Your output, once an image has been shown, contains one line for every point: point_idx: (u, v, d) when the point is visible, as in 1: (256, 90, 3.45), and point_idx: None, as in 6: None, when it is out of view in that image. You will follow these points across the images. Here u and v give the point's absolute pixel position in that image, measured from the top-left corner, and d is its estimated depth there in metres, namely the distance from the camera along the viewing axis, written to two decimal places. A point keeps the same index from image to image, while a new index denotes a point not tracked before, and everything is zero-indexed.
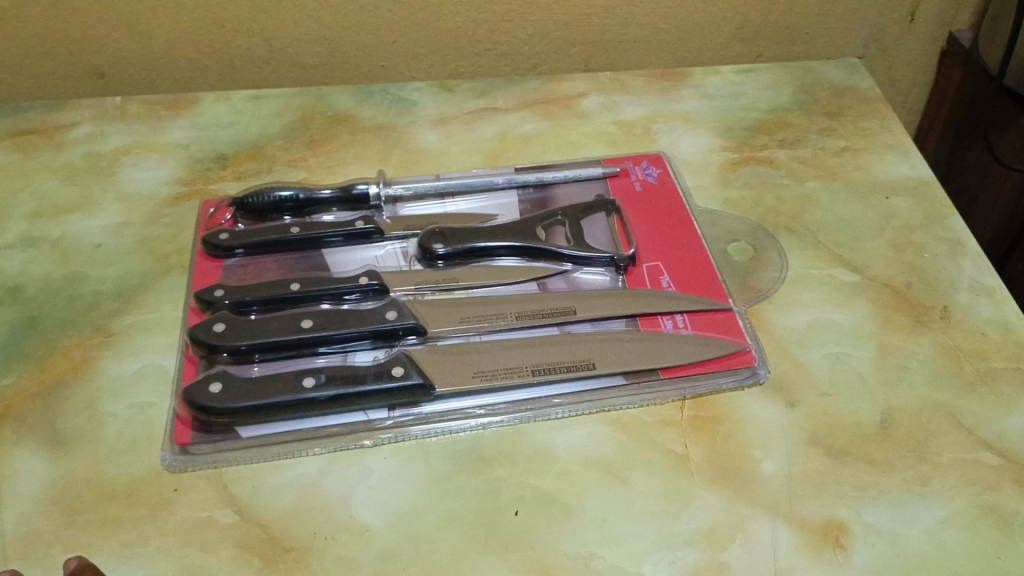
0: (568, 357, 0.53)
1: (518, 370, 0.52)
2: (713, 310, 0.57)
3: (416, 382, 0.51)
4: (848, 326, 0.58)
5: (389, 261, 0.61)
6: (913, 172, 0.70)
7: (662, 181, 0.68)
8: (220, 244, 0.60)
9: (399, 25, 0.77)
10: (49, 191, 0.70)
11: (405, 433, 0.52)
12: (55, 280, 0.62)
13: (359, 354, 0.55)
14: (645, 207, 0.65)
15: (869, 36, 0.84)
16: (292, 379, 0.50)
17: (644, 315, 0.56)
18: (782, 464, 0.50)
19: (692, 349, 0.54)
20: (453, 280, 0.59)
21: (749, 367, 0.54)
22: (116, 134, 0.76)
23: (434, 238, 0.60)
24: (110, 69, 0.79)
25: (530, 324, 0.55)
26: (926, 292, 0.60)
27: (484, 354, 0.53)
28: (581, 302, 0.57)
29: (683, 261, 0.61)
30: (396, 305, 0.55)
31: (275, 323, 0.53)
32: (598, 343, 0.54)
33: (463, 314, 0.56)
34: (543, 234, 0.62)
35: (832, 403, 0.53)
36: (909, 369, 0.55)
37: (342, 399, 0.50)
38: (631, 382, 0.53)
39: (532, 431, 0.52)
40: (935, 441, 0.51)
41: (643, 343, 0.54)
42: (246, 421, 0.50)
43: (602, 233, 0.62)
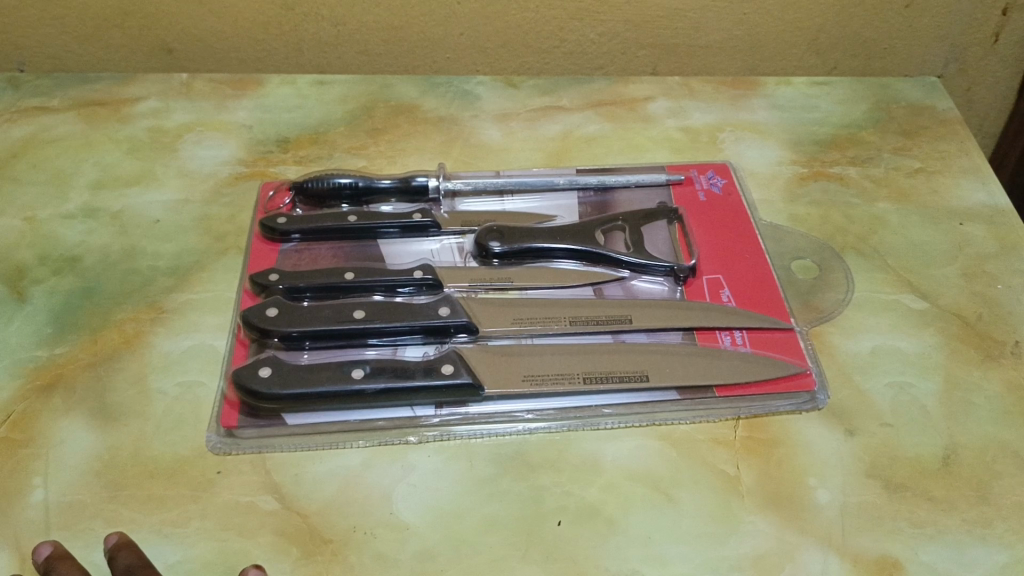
0: (622, 367, 0.52)
1: (569, 376, 0.51)
2: (773, 329, 0.55)
3: (465, 381, 0.50)
4: (914, 355, 0.56)
5: (445, 256, 0.60)
6: (990, 199, 0.67)
7: (727, 192, 0.66)
8: (277, 228, 0.60)
9: (468, 18, 0.77)
10: (112, 164, 0.71)
11: (450, 432, 0.51)
12: (112, 252, 0.63)
13: (408, 349, 0.54)
14: (708, 217, 0.64)
15: (950, 55, 0.82)
16: (341, 369, 0.50)
17: (701, 329, 0.55)
18: (837, 494, 0.49)
19: (749, 368, 0.52)
20: (508, 279, 0.58)
21: (808, 391, 0.53)
22: (180, 111, 0.76)
23: (491, 236, 0.59)
24: (179, 46, 0.79)
25: (584, 329, 0.54)
26: (997, 324, 0.58)
27: (535, 357, 0.52)
28: (637, 311, 0.55)
29: (744, 275, 0.59)
30: (450, 300, 0.55)
31: (327, 312, 0.53)
32: (653, 354, 0.53)
33: (516, 315, 0.55)
34: (602, 239, 0.60)
35: (892, 435, 0.51)
36: (976, 405, 0.53)
37: (389, 394, 0.50)
38: (684, 398, 0.52)
39: (579, 440, 0.51)
40: (1000, 482, 0.49)
41: (699, 357, 0.52)
42: (293, 409, 0.50)
43: (662, 242, 0.61)
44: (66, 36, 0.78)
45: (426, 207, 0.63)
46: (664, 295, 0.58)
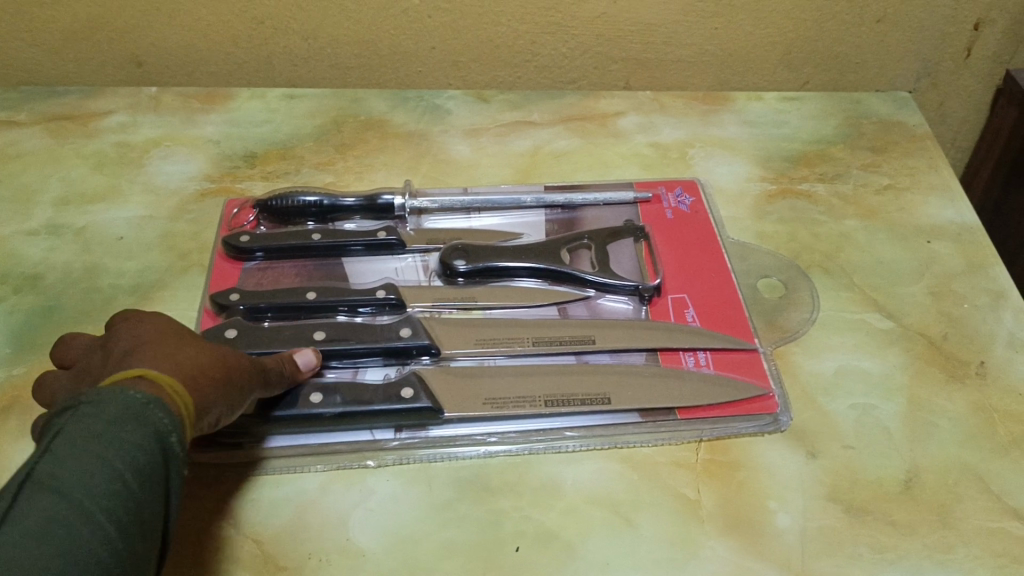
0: (583, 389, 0.52)
1: (530, 399, 0.51)
2: (737, 349, 0.55)
3: (424, 405, 0.50)
4: (878, 376, 0.56)
5: (410, 275, 0.60)
6: (959, 216, 0.67)
7: (695, 210, 0.66)
8: (239, 247, 0.60)
9: (439, 32, 0.76)
10: (77, 179, 0.70)
11: (411, 455, 0.51)
12: (74, 270, 0.62)
13: (369, 370, 0.53)
14: (675, 235, 0.63)
15: (922, 70, 0.82)
16: (300, 393, 0.50)
17: (665, 350, 0.55)
18: (798, 518, 0.48)
19: (712, 390, 0.52)
20: (471, 298, 0.57)
21: (771, 413, 0.52)
22: (148, 124, 0.76)
23: (456, 255, 0.59)
24: (148, 59, 0.79)
25: (547, 350, 0.54)
26: (962, 345, 0.58)
27: (496, 379, 0.52)
28: (601, 331, 0.55)
29: (709, 295, 0.59)
30: (411, 322, 0.54)
31: (288, 334, 0.53)
32: (616, 376, 0.52)
33: (479, 335, 0.55)
34: (568, 257, 0.60)
35: (855, 457, 0.51)
36: (939, 426, 0.53)
37: (348, 418, 0.49)
38: (646, 420, 0.51)
39: (540, 463, 0.51)
40: (962, 507, 0.49)
41: (662, 380, 0.52)
42: (250, 433, 0.49)
43: (628, 260, 0.61)
44: (33, 49, 0.77)
45: (392, 225, 0.62)
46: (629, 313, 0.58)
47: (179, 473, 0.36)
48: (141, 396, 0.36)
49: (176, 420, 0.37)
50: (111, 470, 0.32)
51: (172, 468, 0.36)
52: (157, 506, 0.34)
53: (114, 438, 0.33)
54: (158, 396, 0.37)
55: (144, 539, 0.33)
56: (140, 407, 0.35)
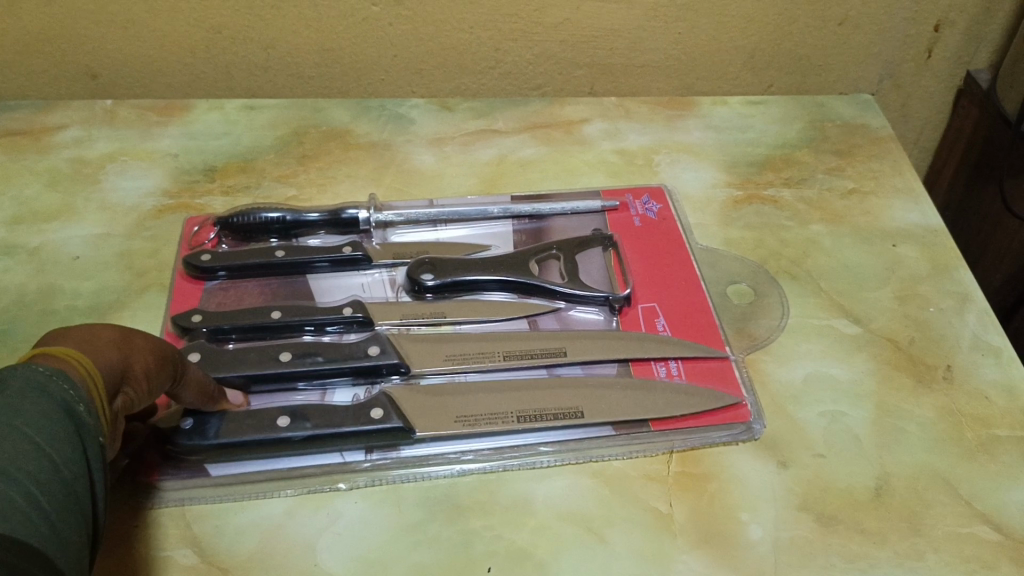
0: (556, 404, 0.51)
1: (502, 416, 0.50)
2: (708, 358, 0.55)
3: (395, 425, 0.49)
4: (847, 382, 0.56)
5: (376, 291, 0.59)
6: (923, 219, 0.68)
7: (662, 217, 0.66)
8: (201, 265, 0.58)
9: (401, 39, 0.75)
10: (30, 197, 0.68)
11: (383, 477, 0.50)
12: (28, 291, 0.60)
13: (338, 391, 0.53)
14: (644, 244, 0.63)
15: (884, 72, 0.82)
16: (267, 417, 0.49)
17: (637, 362, 0.55)
18: (770, 530, 0.48)
19: (684, 402, 0.52)
20: (440, 314, 0.56)
21: (745, 421, 0.52)
22: (103, 139, 0.74)
23: (423, 269, 0.58)
24: (103, 71, 0.77)
25: (518, 365, 0.54)
26: (929, 349, 0.58)
27: (467, 397, 0.51)
28: (572, 344, 0.55)
29: (679, 304, 0.59)
30: (380, 339, 0.54)
31: (253, 356, 0.52)
32: (588, 390, 0.52)
33: (449, 351, 0.54)
34: (537, 269, 0.60)
35: (825, 465, 0.51)
36: (907, 432, 0.53)
37: (318, 440, 0.49)
38: (620, 433, 0.51)
39: (511, 480, 0.50)
40: (931, 513, 0.49)
41: (635, 392, 0.52)
42: (216, 458, 0.48)
43: (597, 270, 0.60)
44: None
45: (358, 240, 0.61)
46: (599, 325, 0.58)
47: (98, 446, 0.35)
48: (43, 368, 0.34)
49: (83, 390, 0.35)
50: (12, 439, 0.31)
51: (86, 440, 0.34)
52: (73, 478, 0.33)
53: (15, 409, 0.32)
54: (62, 369, 0.35)
55: (64, 512, 0.32)
56: (43, 378, 0.34)
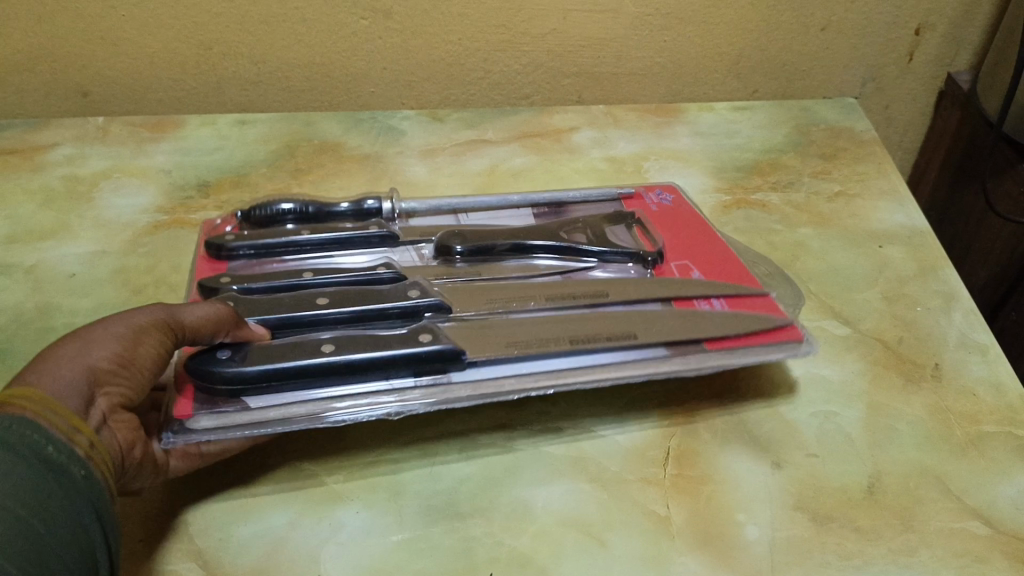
0: (606, 330, 0.50)
1: (552, 339, 0.49)
2: (751, 296, 0.54)
3: (446, 345, 0.46)
4: (837, 382, 0.57)
5: (405, 262, 0.58)
6: (908, 220, 0.69)
7: (678, 200, 0.66)
8: (224, 244, 0.56)
9: (390, 52, 0.76)
10: (24, 216, 0.68)
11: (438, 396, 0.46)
12: (25, 310, 0.60)
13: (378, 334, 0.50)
14: (669, 219, 0.63)
15: (867, 75, 0.83)
16: (311, 344, 0.46)
17: (678, 298, 0.53)
18: (766, 530, 0.49)
19: (733, 322, 0.51)
20: (475, 273, 0.55)
21: (800, 340, 0.51)
22: (96, 156, 0.74)
23: (451, 238, 0.58)
24: (95, 88, 0.77)
25: (561, 305, 0.52)
26: (917, 348, 0.59)
27: (514, 325, 0.50)
28: (614, 287, 0.54)
29: (710, 258, 0.59)
30: (420, 285, 0.52)
31: (287, 300, 0.49)
32: (635, 318, 0.51)
33: (489, 298, 0.52)
34: (565, 235, 0.59)
35: (818, 465, 0.52)
36: (898, 430, 0.54)
37: (362, 363, 0.45)
38: (675, 353, 0.49)
39: (509, 488, 0.51)
40: (923, 509, 0.50)
41: (684, 319, 0.51)
42: (255, 388, 0.44)
43: (629, 240, 0.60)
44: None
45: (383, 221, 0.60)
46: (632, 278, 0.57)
47: (87, 499, 0.35)
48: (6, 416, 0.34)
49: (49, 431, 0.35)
50: None
51: (58, 478, 0.34)
52: (60, 537, 0.33)
53: None
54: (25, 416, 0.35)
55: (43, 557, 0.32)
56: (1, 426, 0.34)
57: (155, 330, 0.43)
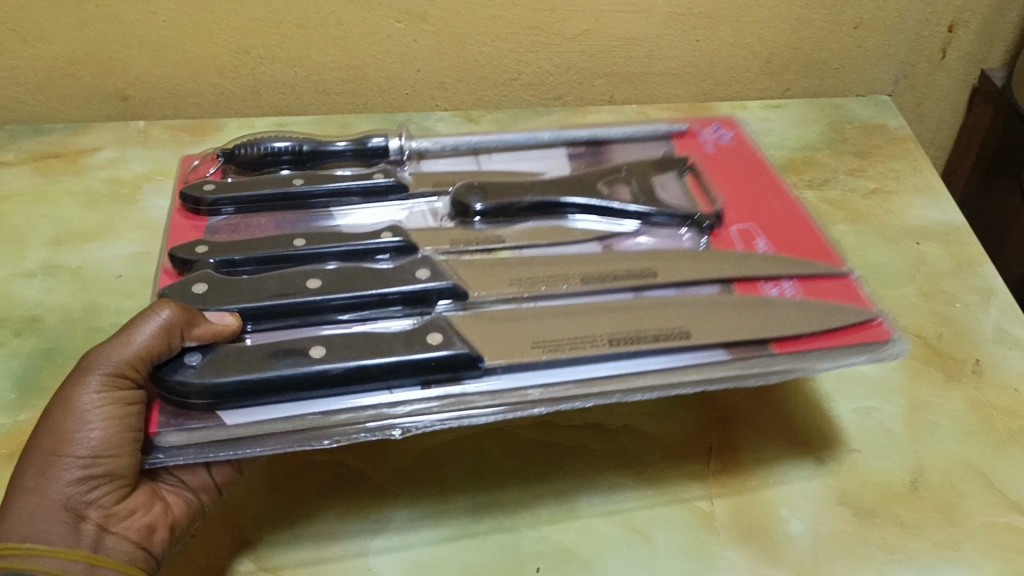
0: (655, 326, 0.46)
1: (589, 339, 0.45)
2: (825, 277, 0.50)
3: (458, 351, 0.43)
4: (878, 378, 0.57)
5: (417, 219, 0.55)
6: (944, 217, 0.69)
7: (737, 140, 0.64)
8: (203, 197, 0.54)
9: (425, 54, 0.77)
10: (69, 218, 0.70)
11: (444, 415, 0.42)
12: (74, 310, 0.62)
13: (380, 323, 0.47)
14: (727, 168, 0.60)
15: (899, 73, 0.83)
16: (297, 350, 0.42)
17: (740, 281, 0.50)
18: (810, 525, 0.49)
19: (805, 322, 0.46)
20: (496, 240, 0.53)
21: (885, 339, 0.46)
22: (138, 158, 0.76)
23: (472, 195, 0.55)
24: (134, 92, 0.78)
25: (597, 287, 0.49)
26: (956, 344, 0.59)
27: (542, 322, 0.46)
28: (663, 265, 0.51)
29: (776, 221, 0.55)
30: (429, 263, 0.48)
31: (274, 284, 0.46)
32: (691, 313, 0.47)
33: (511, 277, 0.49)
34: (605, 189, 0.57)
35: (861, 460, 0.52)
36: (940, 425, 0.54)
37: (360, 372, 0.42)
38: (734, 358, 0.45)
39: (553, 484, 0.52)
40: (967, 503, 0.50)
41: (745, 311, 0.47)
42: (231, 402, 0.41)
43: (676, 191, 0.58)
44: (16, 87, 0.76)
45: (390, 169, 0.59)
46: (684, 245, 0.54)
47: None
48: None
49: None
50: None
51: None
52: None
53: None
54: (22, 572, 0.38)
55: None
56: None
57: (112, 393, 0.40)
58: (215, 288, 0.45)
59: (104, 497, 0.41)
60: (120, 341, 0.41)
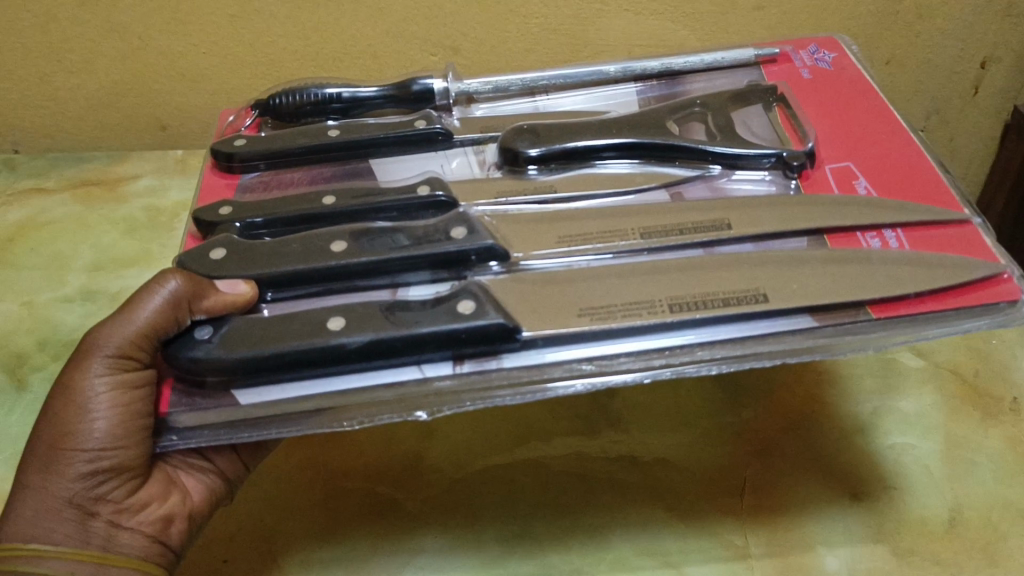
0: (725, 290, 0.41)
1: (646, 305, 0.40)
2: (937, 225, 0.45)
3: (492, 321, 0.39)
4: (915, 415, 0.56)
5: (462, 170, 0.52)
6: None
7: (839, 66, 0.58)
8: (235, 155, 0.53)
9: None
10: (108, 244, 0.72)
11: (477, 396, 0.39)
12: None
13: (413, 287, 0.44)
14: (818, 96, 0.55)
15: (931, 108, 0.83)
16: (316, 322, 0.39)
17: (833, 233, 0.45)
18: (846, 562, 0.48)
19: (916, 276, 0.41)
20: (549, 189, 0.49)
21: (1009, 300, 0.40)
22: (176, 187, 0.77)
23: (523, 139, 0.51)
24: (173, 122, 0.79)
25: (660, 244, 0.45)
26: (994, 381, 0.58)
27: (594, 286, 0.42)
28: (736, 215, 0.46)
29: (879, 159, 0.50)
30: (466, 221, 0.45)
31: (296, 247, 0.43)
32: (772, 272, 0.42)
33: (560, 234, 0.46)
34: (676, 129, 0.52)
35: (897, 497, 0.52)
36: (978, 463, 0.53)
37: (385, 344, 0.39)
38: (822, 324, 0.40)
39: (584, 516, 0.52)
40: (1008, 543, 0.49)
41: (840, 268, 0.42)
42: (247, 381, 0.39)
43: (762, 129, 0.53)
44: (59, 116, 0.78)
45: (432, 115, 0.55)
46: (769, 188, 0.49)
47: None
48: None
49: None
50: None
51: None
52: None
53: None
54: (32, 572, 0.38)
55: None
56: None
57: (115, 378, 0.39)
58: (234, 254, 0.43)
59: (114, 492, 0.41)
60: (122, 321, 0.39)
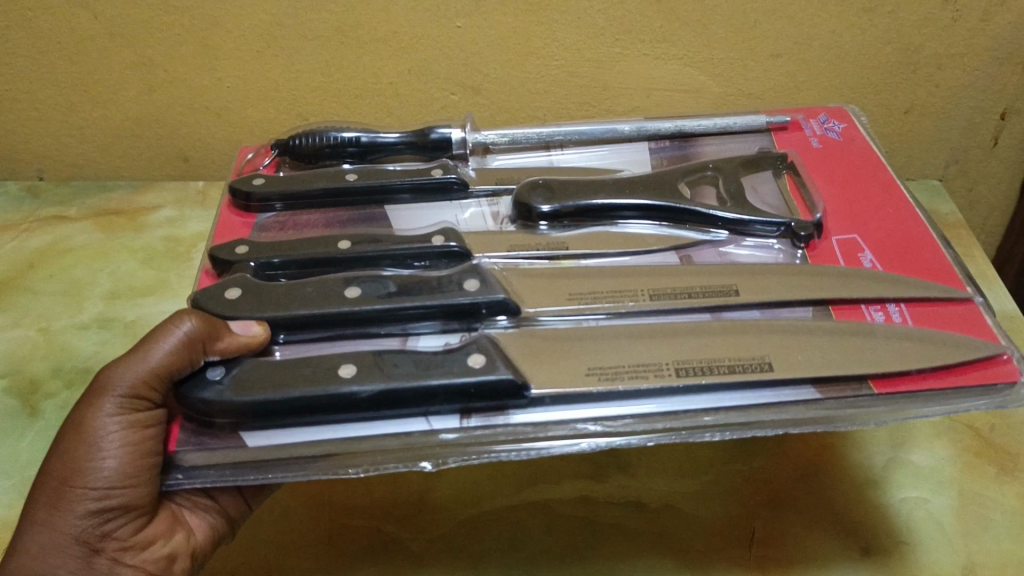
0: (739, 354, 0.41)
1: (654, 368, 0.40)
2: (943, 302, 0.44)
3: (502, 377, 0.39)
4: (929, 469, 0.55)
5: (477, 222, 0.52)
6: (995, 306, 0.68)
7: (849, 137, 0.59)
8: (252, 194, 0.53)
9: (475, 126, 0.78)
10: (126, 273, 0.73)
11: (481, 451, 0.39)
12: None
13: (423, 337, 0.44)
14: (829, 166, 0.55)
15: (950, 158, 0.83)
16: (327, 368, 0.40)
17: (839, 304, 0.45)
18: None
19: (919, 353, 0.41)
20: (561, 245, 0.49)
21: (1010, 382, 0.40)
22: (195, 219, 0.78)
23: (537, 194, 0.51)
24: (195, 154, 0.80)
25: (669, 305, 0.45)
26: (1010, 436, 0.57)
27: (603, 344, 0.42)
28: (747, 280, 0.46)
29: (885, 232, 0.50)
30: (479, 272, 0.45)
31: (311, 290, 0.44)
32: (783, 340, 0.42)
33: (572, 290, 0.45)
34: (689, 192, 0.52)
35: (909, 552, 0.51)
36: (992, 519, 0.52)
37: (393, 395, 0.39)
38: (828, 397, 0.40)
39: (589, 563, 0.51)
40: None
41: (845, 340, 0.42)
42: (257, 422, 0.39)
43: (772, 196, 0.53)
44: (83, 146, 0.79)
45: (449, 164, 0.56)
46: (776, 257, 0.49)
47: None
48: None
49: None
50: None
51: None
52: None
53: None
54: None
55: None
56: None
57: (124, 419, 0.39)
58: (247, 295, 0.43)
59: (120, 529, 0.41)
60: (135, 360, 0.39)
